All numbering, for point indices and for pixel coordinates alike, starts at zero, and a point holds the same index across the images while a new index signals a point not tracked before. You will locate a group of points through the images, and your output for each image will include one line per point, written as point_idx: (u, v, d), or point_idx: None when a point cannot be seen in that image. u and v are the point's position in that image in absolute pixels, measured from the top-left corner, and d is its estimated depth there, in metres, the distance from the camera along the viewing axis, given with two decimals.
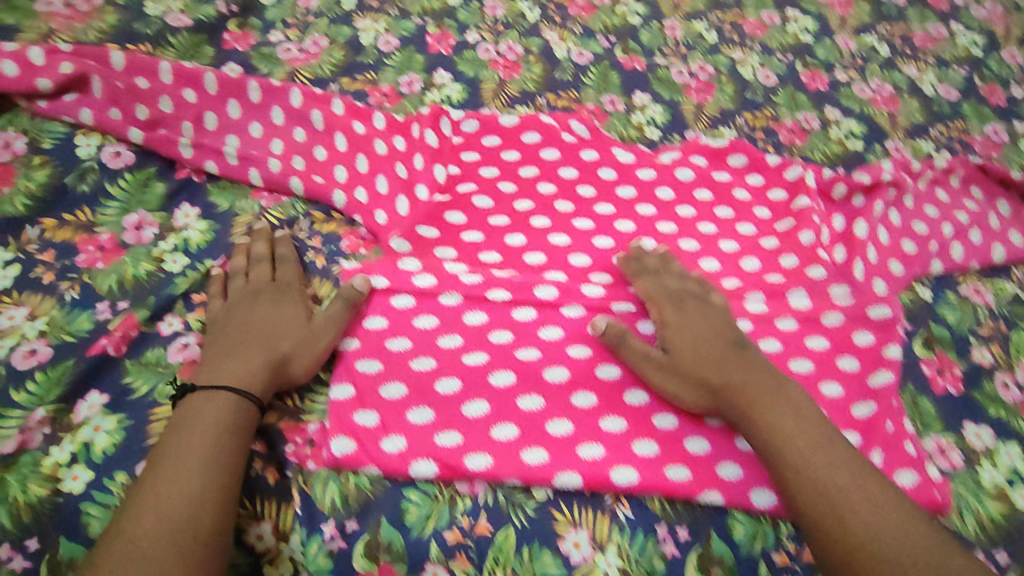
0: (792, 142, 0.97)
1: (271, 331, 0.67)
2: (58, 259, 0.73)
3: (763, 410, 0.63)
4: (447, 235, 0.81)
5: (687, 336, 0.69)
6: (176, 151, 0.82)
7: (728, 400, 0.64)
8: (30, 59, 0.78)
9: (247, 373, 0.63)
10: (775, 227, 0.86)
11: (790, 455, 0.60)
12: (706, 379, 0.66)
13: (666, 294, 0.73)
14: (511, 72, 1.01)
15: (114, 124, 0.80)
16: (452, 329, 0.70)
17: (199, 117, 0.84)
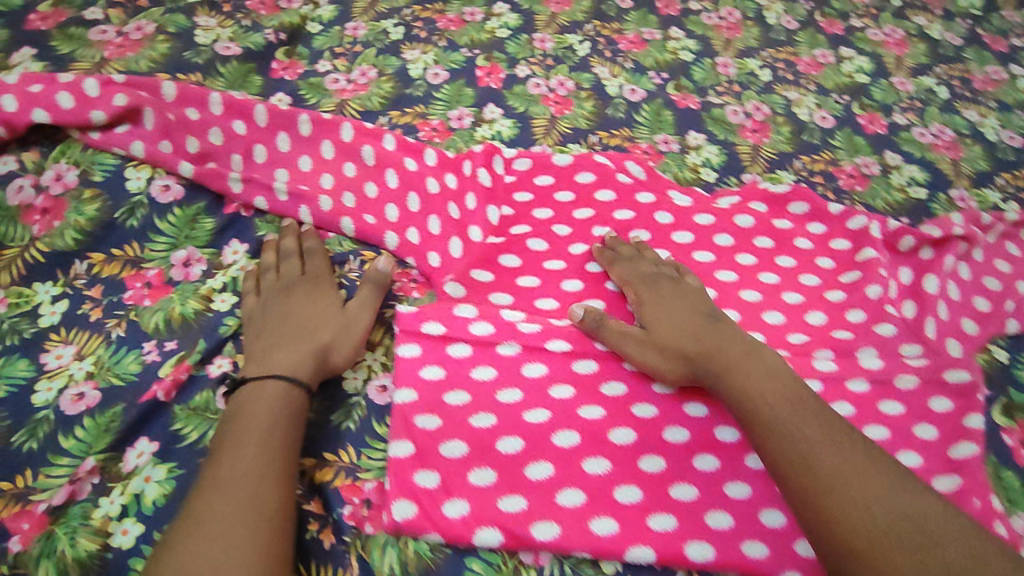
0: (853, 188, 0.96)
1: (315, 321, 0.69)
2: (105, 294, 0.71)
3: (733, 375, 0.65)
4: (502, 280, 0.79)
5: (665, 312, 0.72)
6: (225, 185, 0.79)
7: (704, 368, 0.67)
8: (85, 91, 0.77)
9: (299, 362, 0.65)
10: (840, 279, 0.85)
11: (762, 416, 0.62)
12: (683, 349, 0.68)
13: (643, 276, 0.76)
14: (563, 109, 0.99)
15: (164, 157, 0.78)
16: (511, 382, 0.68)
17: (248, 150, 0.82)
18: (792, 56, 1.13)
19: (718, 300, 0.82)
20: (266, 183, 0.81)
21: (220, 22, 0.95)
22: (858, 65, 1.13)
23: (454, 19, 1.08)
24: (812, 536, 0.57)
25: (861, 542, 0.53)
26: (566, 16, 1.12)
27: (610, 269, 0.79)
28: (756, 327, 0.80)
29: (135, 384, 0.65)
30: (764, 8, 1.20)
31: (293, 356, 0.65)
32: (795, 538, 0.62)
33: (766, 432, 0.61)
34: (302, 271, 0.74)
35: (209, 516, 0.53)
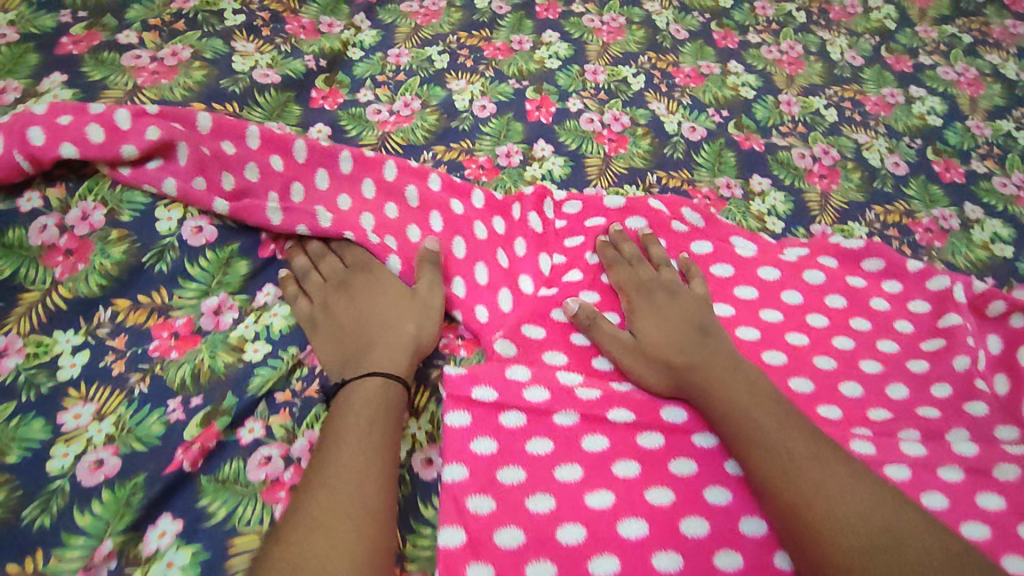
0: (932, 243, 0.89)
1: (392, 317, 0.68)
2: (129, 345, 0.65)
3: (716, 390, 0.65)
4: (555, 337, 0.72)
5: (659, 321, 0.71)
6: (263, 220, 0.72)
7: (687, 381, 0.66)
8: (115, 123, 0.71)
9: (392, 358, 0.64)
10: (921, 346, 0.77)
11: (741, 433, 0.62)
12: (670, 361, 0.67)
13: (641, 281, 0.75)
14: (617, 147, 0.92)
15: (200, 195, 0.72)
16: (570, 458, 0.63)
17: (287, 186, 0.76)
18: (860, 95, 1.06)
19: (789, 365, 0.75)
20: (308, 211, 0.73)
21: (258, 47, 0.90)
22: (930, 106, 1.06)
23: (501, 46, 1.02)
24: (796, 550, 0.57)
25: (844, 556, 0.53)
26: (620, 46, 1.05)
27: (605, 269, 0.77)
28: (833, 400, 0.72)
29: (159, 451, 0.59)
30: (827, 42, 1.13)
31: (383, 355, 0.65)
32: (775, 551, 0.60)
33: (745, 448, 0.61)
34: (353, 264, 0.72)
35: (314, 511, 0.53)
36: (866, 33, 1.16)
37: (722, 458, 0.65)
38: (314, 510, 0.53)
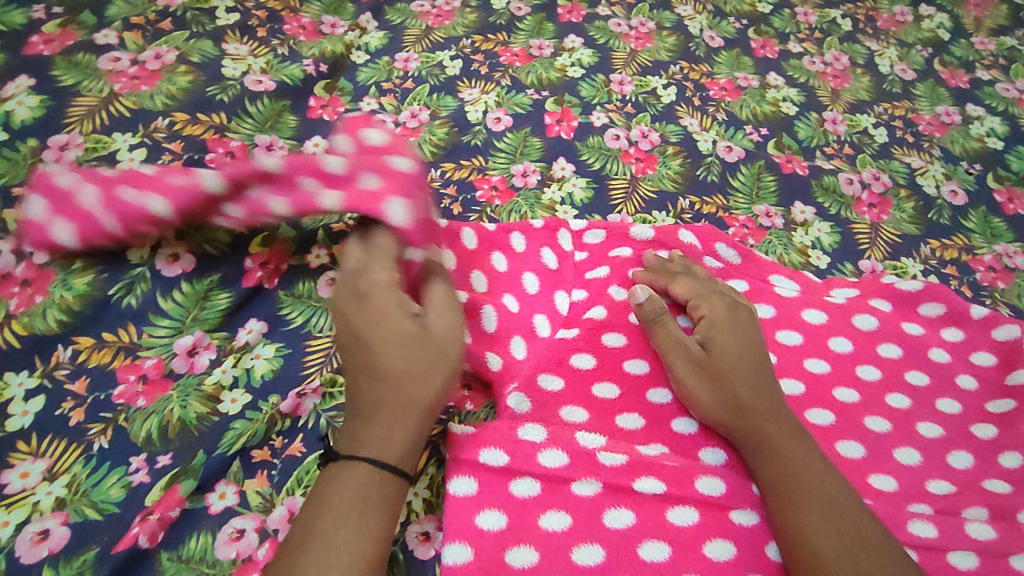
0: (995, 284, 0.79)
1: (383, 347, 0.53)
2: (91, 390, 0.57)
3: (787, 444, 0.56)
4: (573, 389, 0.62)
5: (732, 342, 0.61)
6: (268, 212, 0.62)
7: (752, 424, 0.57)
8: (143, 177, 0.61)
9: (381, 430, 0.51)
10: (987, 407, 0.67)
11: (805, 495, 0.53)
12: (740, 397, 0.58)
13: (713, 295, 0.65)
14: (645, 168, 0.84)
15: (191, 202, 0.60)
16: (589, 535, 0.54)
17: (354, 173, 0.62)
18: (912, 114, 0.96)
19: (837, 427, 0.64)
20: (373, 193, 0.61)
21: (253, 49, 0.82)
22: (990, 127, 0.95)
23: (519, 52, 0.92)
24: None
25: None
26: (649, 54, 0.96)
27: (668, 283, 0.67)
28: (888, 468, 0.62)
29: (115, 520, 0.52)
30: (876, 53, 1.03)
31: (367, 418, 0.52)
32: None
33: (815, 511, 0.52)
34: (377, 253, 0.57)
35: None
36: (918, 44, 1.06)
37: (765, 541, 0.55)
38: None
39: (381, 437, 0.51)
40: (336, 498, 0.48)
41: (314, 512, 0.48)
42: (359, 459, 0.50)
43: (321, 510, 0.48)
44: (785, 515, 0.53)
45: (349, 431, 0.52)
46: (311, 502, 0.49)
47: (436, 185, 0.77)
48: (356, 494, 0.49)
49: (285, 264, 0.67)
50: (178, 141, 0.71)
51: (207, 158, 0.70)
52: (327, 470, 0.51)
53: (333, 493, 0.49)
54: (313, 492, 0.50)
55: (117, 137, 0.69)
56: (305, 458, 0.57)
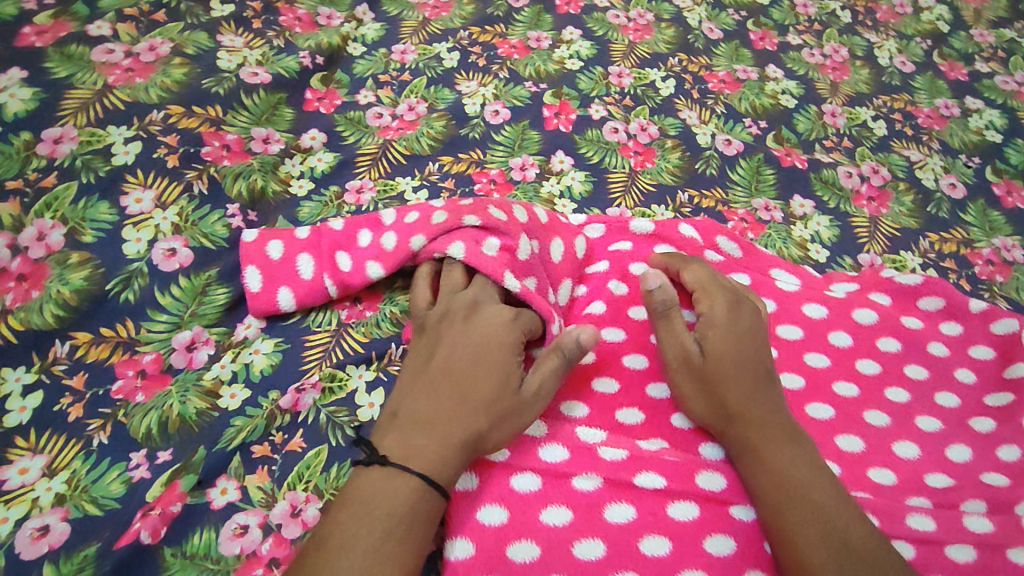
0: (993, 277, 0.80)
1: (483, 376, 0.54)
2: (90, 385, 0.57)
3: (773, 445, 0.55)
4: (574, 384, 0.62)
5: (731, 342, 0.59)
6: (290, 278, 0.63)
7: (738, 428, 0.57)
8: (267, 255, 0.64)
9: (437, 450, 0.51)
10: (985, 401, 0.67)
11: (791, 497, 0.53)
12: (727, 402, 0.57)
13: (722, 292, 0.63)
14: (644, 161, 0.83)
15: (249, 247, 0.64)
16: (590, 530, 0.54)
17: (529, 267, 0.64)
18: (910, 106, 0.96)
19: (837, 421, 0.64)
20: (494, 260, 0.61)
21: (248, 41, 0.81)
22: (988, 119, 0.95)
23: (517, 44, 0.92)
24: None
25: None
26: (647, 47, 0.96)
27: (679, 267, 0.66)
28: (887, 462, 0.63)
29: (116, 516, 0.52)
30: (874, 46, 1.03)
31: (428, 432, 0.52)
32: None
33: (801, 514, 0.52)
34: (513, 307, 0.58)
35: None
36: (916, 36, 1.05)
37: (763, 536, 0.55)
38: None
39: (437, 457, 0.51)
40: (385, 512, 0.48)
41: (359, 521, 0.48)
42: (414, 473, 0.50)
43: (365, 518, 0.48)
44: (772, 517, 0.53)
45: (408, 438, 0.52)
46: (355, 507, 0.49)
47: (435, 179, 0.77)
48: (406, 509, 0.49)
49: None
50: (173, 134, 0.70)
51: (203, 152, 0.70)
52: (373, 472, 0.50)
53: (382, 505, 0.49)
54: (357, 495, 0.49)
55: (112, 130, 0.68)
56: (306, 453, 0.57)
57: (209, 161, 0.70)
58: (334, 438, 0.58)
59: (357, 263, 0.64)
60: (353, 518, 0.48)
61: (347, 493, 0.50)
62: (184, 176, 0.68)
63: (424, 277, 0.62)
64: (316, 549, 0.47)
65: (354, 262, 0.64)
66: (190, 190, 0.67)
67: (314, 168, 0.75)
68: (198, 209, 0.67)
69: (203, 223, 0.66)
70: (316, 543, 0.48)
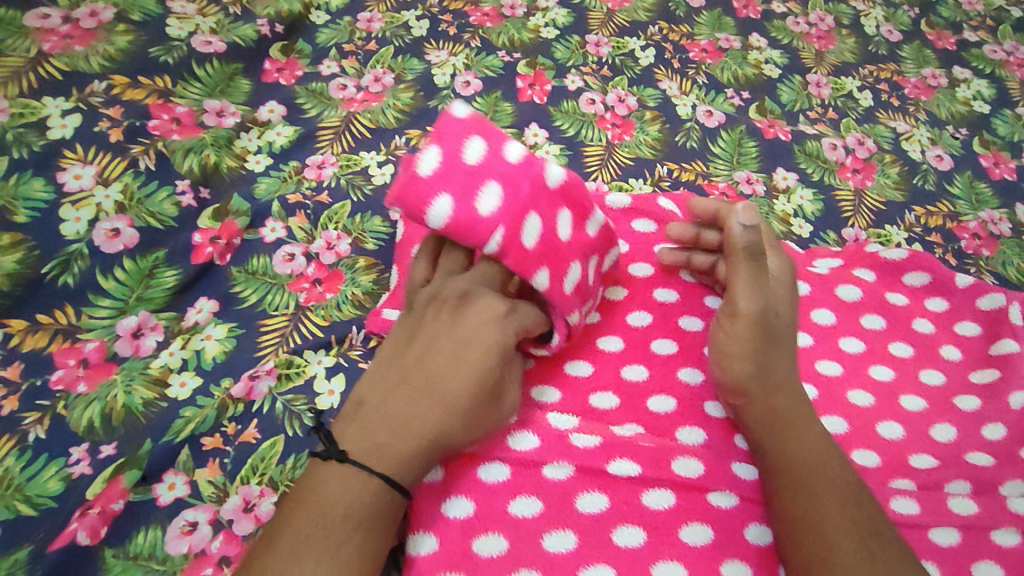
0: (979, 251, 0.77)
1: (464, 370, 0.48)
2: (25, 376, 0.53)
3: (800, 423, 0.53)
4: (545, 368, 0.59)
5: (789, 312, 0.56)
6: (457, 186, 0.47)
7: (772, 399, 0.53)
8: (480, 191, 0.48)
9: (405, 450, 0.46)
10: (971, 378, 0.65)
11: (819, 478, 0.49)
12: (776, 369, 0.54)
13: (777, 253, 0.59)
14: (622, 134, 0.80)
15: (454, 129, 0.49)
16: (560, 521, 0.51)
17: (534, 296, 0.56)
18: (897, 76, 0.92)
19: (819, 401, 0.62)
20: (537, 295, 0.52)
21: (201, 8, 0.76)
22: (976, 90, 0.92)
23: (490, 12, 0.87)
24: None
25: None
26: (626, 14, 0.91)
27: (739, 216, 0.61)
28: (871, 444, 0.60)
29: (53, 516, 0.49)
30: (861, 14, 0.99)
31: (397, 428, 0.47)
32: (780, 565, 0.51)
33: (834, 497, 0.48)
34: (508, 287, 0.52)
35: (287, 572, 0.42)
36: (904, 4, 1.02)
37: (742, 523, 0.53)
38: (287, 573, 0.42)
39: (406, 458, 0.46)
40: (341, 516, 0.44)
41: (310, 525, 0.43)
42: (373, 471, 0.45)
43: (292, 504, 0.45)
44: (794, 493, 0.49)
45: (376, 431, 0.47)
46: (307, 510, 0.44)
47: (401, 153, 0.73)
48: (366, 512, 0.45)
49: (238, 239, 0.64)
50: (117, 106, 0.65)
51: (150, 126, 0.66)
52: (330, 470, 0.45)
53: (337, 509, 0.44)
54: (310, 495, 0.45)
55: (48, 102, 0.63)
56: (260, 444, 0.54)
57: (156, 135, 0.66)
58: (291, 429, 0.55)
59: (518, 214, 0.49)
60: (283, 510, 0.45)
61: (300, 491, 0.45)
62: (129, 151, 0.63)
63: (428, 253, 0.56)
64: (265, 553, 0.43)
65: (521, 213, 0.49)
66: (135, 166, 0.63)
67: (272, 142, 0.71)
68: (144, 186, 0.63)
69: (149, 201, 0.62)
70: (266, 546, 0.43)
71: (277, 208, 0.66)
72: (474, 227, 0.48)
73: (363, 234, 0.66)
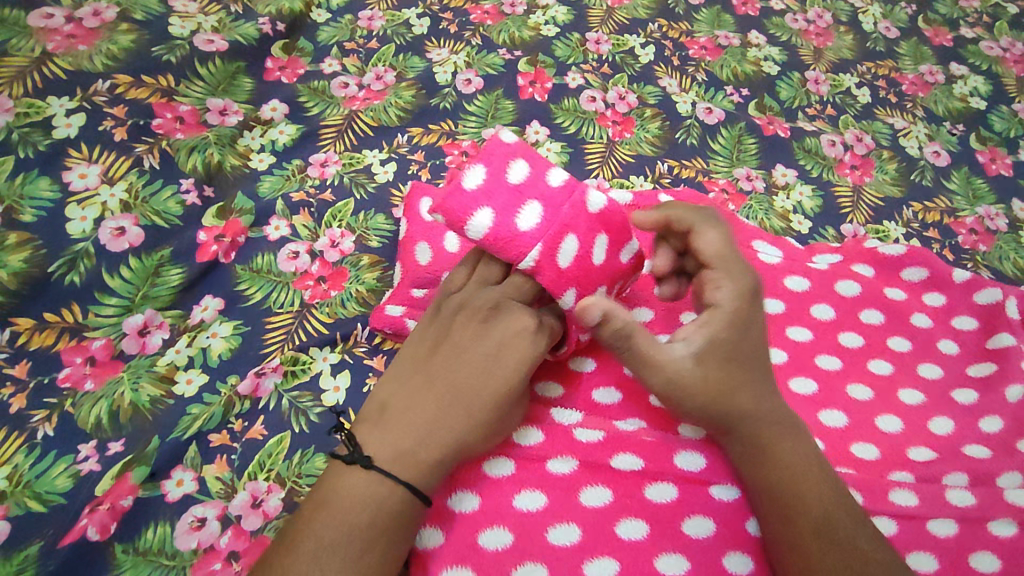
0: (976, 247, 0.78)
1: (493, 381, 0.49)
2: (33, 374, 0.53)
3: (780, 446, 0.51)
4: (550, 366, 0.60)
5: (739, 347, 0.52)
6: (502, 203, 0.50)
7: (743, 432, 0.52)
8: (523, 211, 0.50)
9: (432, 457, 0.47)
10: (968, 371, 0.66)
11: (804, 504, 0.49)
12: (735, 407, 0.51)
13: (738, 274, 0.53)
14: (622, 131, 0.80)
15: (504, 151, 0.51)
16: (565, 515, 0.52)
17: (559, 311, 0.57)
18: (895, 73, 0.93)
19: (819, 396, 0.62)
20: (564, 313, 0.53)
21: (203, 7, 0.76)
22: (973, 86, 0.93)
23: (490, 10, 0.87)
24: None
25: None
26: (626, 12, 0.92)
27: (695, 229, 0.54)
28: (870, 437, 0.61)
29: (63, 512, 0.49)
30: (859, 11, 1.00)
31: (424, 439, 0.47)
32: None
33: (810, 533, 0.48)
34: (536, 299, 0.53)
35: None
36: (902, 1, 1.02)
37: (744, 516, 0.53)
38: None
39: (433, 465, 0.47)
40: (368, 521, 0.44)
41: (335, 529, 0.44)
42: (399, 480, 0.46)
43: (315, 506, 0.45)
44: (776, 519, 0.49)
45: (401, 437, 0.47)
46: (329, 514, 0.44)
47: (403, 151, 0.73)
48: (388, 518, 0.45)
49: (243, 237, 0.64)
50: (121, 105, 0.66)
51: (154, 124, 0.66)
52: (354, 474, 0.46)
53: (362, 516, 0.44)
54: (331, 499, 0.45)
55: (52, 101, 0.63)
56: (267, 441, 0.54)
57: (160, 134, 0.66)
58: (297, 425, 0.55)
59: (553, 233, 0.50)
60: (303, 510, 0.46)
61: (321, 494, 0.46)
62: (133, 150, 0.64)
63: (467, 259, 0.56)
64: (285, 554, 0.43)
65: (558, 233, 0.50)
66: (140, 165, 0.63)
67: (275, 141, 0.71)
68: (148, 185, 0.63)
69: (154, 200, 0.63)
70: (287, 548, 0.44)
71: (281, 206, 0.66)
72: (511, 242, 0.50)
73: (366, 232, 0.67)
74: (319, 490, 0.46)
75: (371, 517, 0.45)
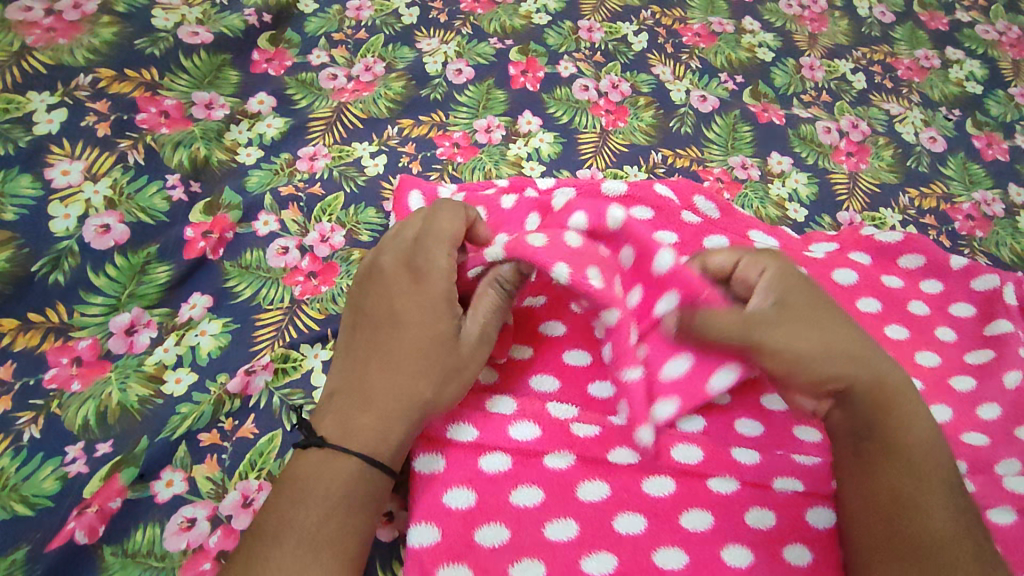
0: (973, 232, 0.77)
1: (408, 331, 0.50)
2: (18, 375, 0.52)
3: (903, 406, 0.49)
4: (545, 357, 0.58)
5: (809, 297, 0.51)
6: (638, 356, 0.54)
7: (879, 389, 0.49)
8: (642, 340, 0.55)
9: (375, 426, 0.48)
10: (966, 359, 0.65)
11: (912, 460, 0.48)
12: (849, 349, 0.50)
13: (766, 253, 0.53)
14: (616, 120, 0.79)
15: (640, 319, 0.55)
16: (562, 509, 0.51)
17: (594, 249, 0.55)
18: (891, 58, 0.92)
19: None
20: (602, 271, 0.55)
21: None
22: (969, 70, 0.92)
23: None
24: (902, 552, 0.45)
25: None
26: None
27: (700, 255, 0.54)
28: None
29: (50, 516, 0.48)
30: None
31: (369, 410, 0.48)
32: (784, 542, 0.52)
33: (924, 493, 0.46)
34: (420, 232, 0.52)
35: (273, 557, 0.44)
36: None
37: (743, 508, 0.53)
38: (275, 558, 0.44)
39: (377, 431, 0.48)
40: (321, 496, 0.45)
41: (293, 509, 0.45)
42: (352, 452, 0.47)
43: (280, 490, 0.47)
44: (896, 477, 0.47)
45: (351, 416, 0.48)
46: (290, 495, 0.46)
47: (394, 143, 0.72)
48: (342, 492, 0.46)
49: (231, 233, 0.63)
50: (103, 100, 0.64)
51: (139, 119, 0.65)
52: (311, 456, 0.47)
53: (316, 493, 0.46)
54: (293, 482, 0.47)
55: (32, 97, 0.62)
56: (258, 439, 0.54)
57: (145, 129, 0.65)
58: (289, 422, 0.55)
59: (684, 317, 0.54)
60: (272, 495, 0.47)
61: (285, 480, 0.47)
62: (117, 145, 0.63)
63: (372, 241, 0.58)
64: (256, 539, 0.45)
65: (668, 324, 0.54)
66: (124, 160, 0.62)
67: (262, 135, 0.70)
68: (133, 181, 0.62)
69: (139, 196, 0.61)
70: (254, 534, 0.45)
71: (269, 201, 0.65)
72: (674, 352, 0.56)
73: (357, 225, 0.66)
74: (287, 475, 0.48)
75: (328, 492, 0.46)
